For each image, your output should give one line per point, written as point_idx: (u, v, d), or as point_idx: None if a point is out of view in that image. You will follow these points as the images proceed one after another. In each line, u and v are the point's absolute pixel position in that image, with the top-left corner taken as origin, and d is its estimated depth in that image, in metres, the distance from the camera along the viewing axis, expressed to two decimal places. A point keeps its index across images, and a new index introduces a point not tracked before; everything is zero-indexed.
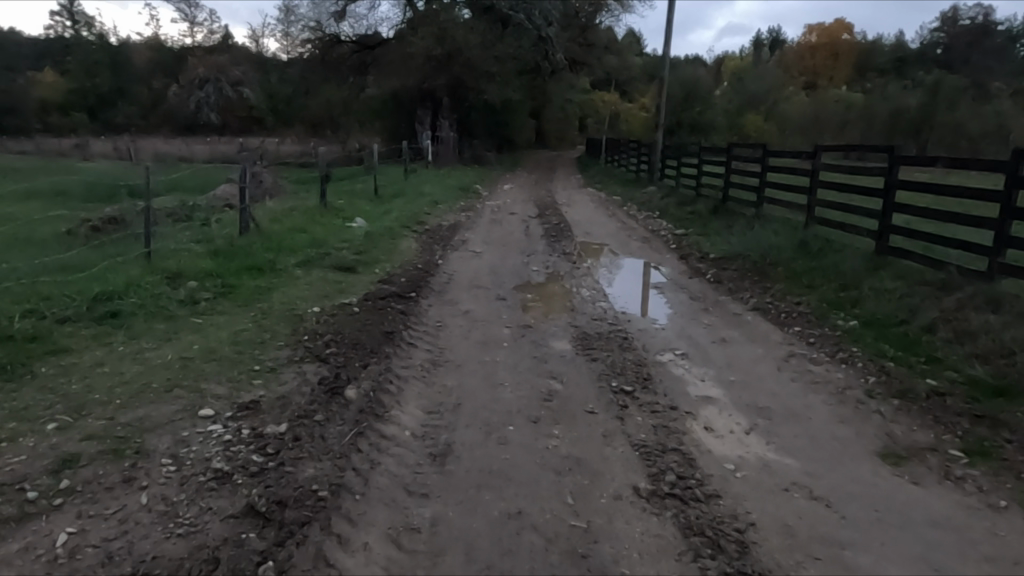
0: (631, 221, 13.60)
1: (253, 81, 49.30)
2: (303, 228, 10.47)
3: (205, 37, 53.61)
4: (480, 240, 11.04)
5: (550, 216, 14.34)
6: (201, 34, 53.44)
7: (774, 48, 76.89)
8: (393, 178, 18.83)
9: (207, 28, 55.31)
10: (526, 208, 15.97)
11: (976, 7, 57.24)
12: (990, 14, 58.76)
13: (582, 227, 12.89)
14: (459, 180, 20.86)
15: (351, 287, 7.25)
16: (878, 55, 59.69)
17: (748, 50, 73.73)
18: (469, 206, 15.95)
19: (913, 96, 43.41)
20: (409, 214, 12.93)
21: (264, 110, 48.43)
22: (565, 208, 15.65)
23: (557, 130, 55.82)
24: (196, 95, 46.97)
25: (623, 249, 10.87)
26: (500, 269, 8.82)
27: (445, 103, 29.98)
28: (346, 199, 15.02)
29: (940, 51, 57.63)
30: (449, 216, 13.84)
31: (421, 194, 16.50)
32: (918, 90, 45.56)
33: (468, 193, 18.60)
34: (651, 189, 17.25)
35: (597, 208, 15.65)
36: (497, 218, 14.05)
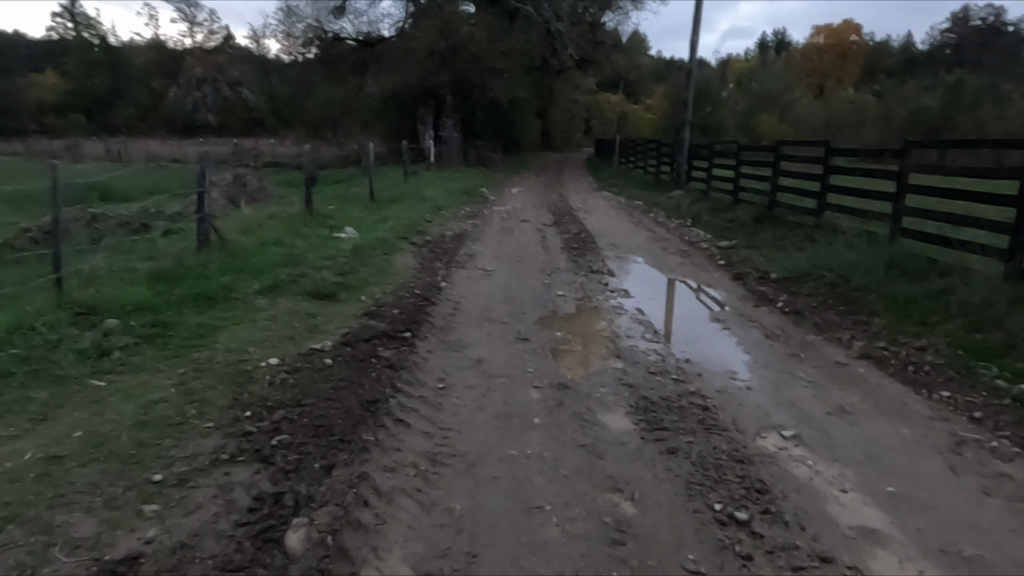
0: (661, 230, 11.91)
1: (251, 82, 47.77)
2: (281, 241, 8.80)
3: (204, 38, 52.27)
4: (490, 255, 9.35)
5: (568, 223, 12.66)
6: (199, 33, 51.95)
7: (779, 50, 75.47)
8: (392, 182, 17.20)
9: (206, 28, 53.87)
10: (540, 213, 14.30)
11: (991, 7, 55.67)
12: (1003, 14, 57.23)
13: (607, 238, 11.20)
14: (463, 183, 19.23)
15: (326, 324, 5.56)
16: (890, 56, 58.08)
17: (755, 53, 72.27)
18: (475, 212, 14.29)
19: (932, 96, 41.76)
20: (407, 223, 11.29)
21: (263, 111, 46.95)
22: (583, 215, 13.97)
23: (564, 132, 54.18)
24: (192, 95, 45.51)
25: (660, 266, 9.19)
26: (518, 294, 7.12)
27: (448, 101, 28.36)
28: (337, 205, 13.37)
29: (951, 51, 56.11)
30: (454, 225, 12.18)
31: (423, 198, 14.88)
32: (937, 90, 43.91)
33: (475, 198, 16.92)
34: (677, 193, 15.54)
35: (620, 215, 13.98)
36: (508, 227, 12.37)
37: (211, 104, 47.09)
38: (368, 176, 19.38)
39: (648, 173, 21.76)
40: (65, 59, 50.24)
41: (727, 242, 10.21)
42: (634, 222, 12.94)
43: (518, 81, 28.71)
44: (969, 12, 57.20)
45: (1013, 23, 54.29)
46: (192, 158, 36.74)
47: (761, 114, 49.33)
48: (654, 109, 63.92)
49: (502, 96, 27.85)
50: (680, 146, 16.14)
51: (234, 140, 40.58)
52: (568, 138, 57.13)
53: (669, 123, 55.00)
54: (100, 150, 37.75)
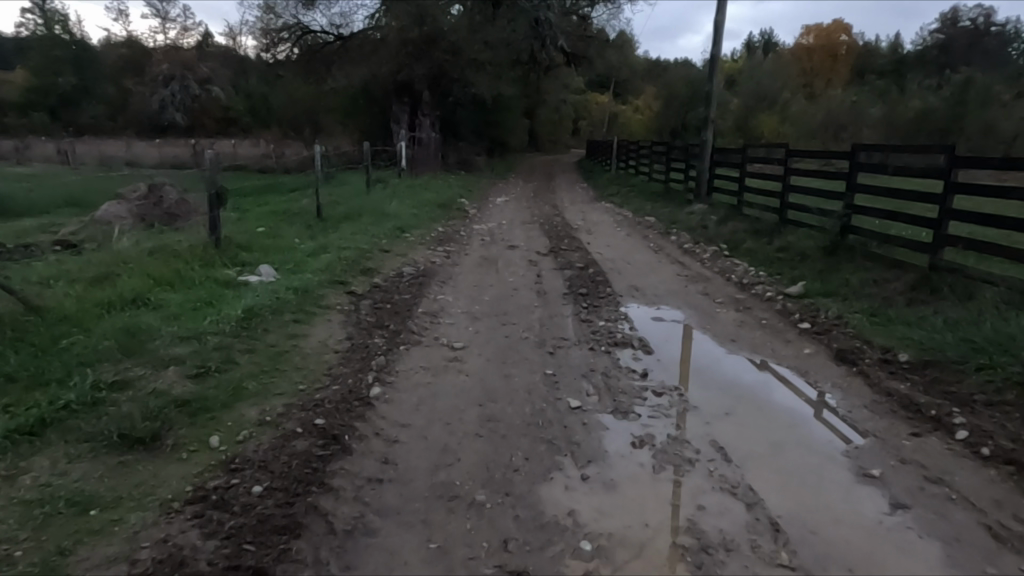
0: (694, 262, 9.00)
1: (221, 80, 44.60)
2: (144, 299, 5.80)
3: (178, 35, 49.56)
4: (463, 312, 6.40)
5: (569, 251, 9.73)
6: (169, 29, 48.68)
7: (765, 51, 73.84)
8: (352, 194, 14.22)
9: (179, 24, 50.80)
10: (530, 235, 11.38)
11: (982, 8, 54.17)
12: (992, 16, 55.91)
13: (624, 276, 8.28)
14: (440, 194, 16.29)
15: (84, 549, 2.57)
16: (881, 57, 56.45)
17: (743, 54, 70.55)
18: (451, 234, 11.33)
19: (935, 97, 39.66)
20: (353, 255, 8.30)
21: (241, 111, 44.20)
22: (586, 237, 11.08)
23: (553, 133, 51.33)
24: (159, 93, 42.68)
25: (712, 328, 6.28)
26: (505, 408, 4.16)
27: (425, 97, 25.25)
28: (272, 229, 10.37)
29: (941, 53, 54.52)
30: (420, 255, 9.20)
31: (387, 216, 11.91)
32: (939, 91, 41.86)
33: (452, 214, 13.94)
34: (696, 207, 12.80)
35: (633, 238, 11.09)
36: (491, 257, 9.43)
37: (176, 103, 43.78)
38: (328, 185, 16.42)
39: (654, 182, 18.87)
40: (25, 56, 47.14)
41: (797, 285, 7.34)
42: (654, 248, 10.06)
43: (503, 76, 25.85)
44: (960, 11, 55.60)
45: (1002, 25, 52.92)
46: (149, 161, 33.41)
47: (760, 115, 46.74)
48: (644, 110, 61.75)
49: (485, 92, 24.97)
50: (702, 150, 13.20)
51: (197, 141, 37.32)
52: (556, 140, 54.28)
53: (662, 124, 52.77)
54: (48, 151, 34.23)
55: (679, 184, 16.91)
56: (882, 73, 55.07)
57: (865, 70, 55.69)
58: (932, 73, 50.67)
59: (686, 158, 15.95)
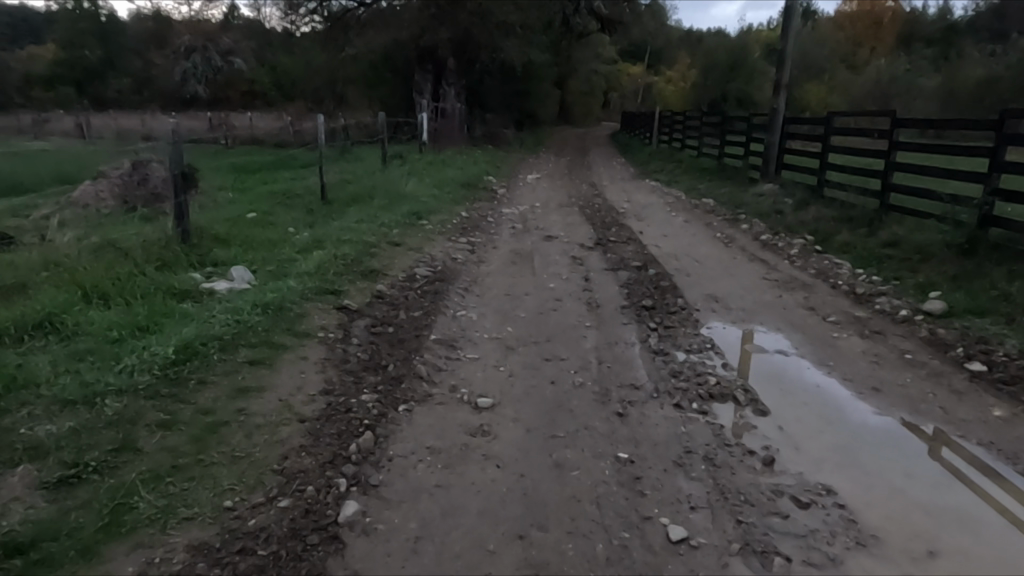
0: (780, 262, 7.17)
1: (242, 51, 43.04)
2: (56, 323, 4.26)
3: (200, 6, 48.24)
4: (491, 339, 4.71)
5: (620, 244, 7.97)
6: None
7: (805, 18, 70.20)
8: (366, 173, 12.55)
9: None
10: (569, 221, 9.63)
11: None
12: None
13: (694, 281, 6.49)
14: (464, 171, 14.57)
15: None
16: (933, 22, 52.96)
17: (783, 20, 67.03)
18: (475, 221, 9.62)
19: (999, 62, 36.64)
20: (354, 250, 6.65)
21: (264, 84, 42.86)
22: (637, 225, 9.30)
23: (584, 105, 49.13)
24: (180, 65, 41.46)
25: (834, 366, 4.52)
26: (562, 547, 2.49)
27: (449, 64, 23.36)
28: (266, 215, 8.77)
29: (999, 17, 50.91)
30: (438, 250, 7.50)
31: (404, 199, 10.24)
32: (1002, 57, 38.76)
33: (478, 196, 12.21)
34: (764, 188, 10.92)
35: (695, 227, 9.25)
36: (524, 252, 7.69)
37: (198, 75, 42.40)
38: (343, 163, 14.78)
39: (704, 158, 16.87)
40: (48, 29, 46.26)
41: (934, 298, 5.50)
42: (724, 242, 8.23)
43: (534, 41, 23.86)
44: None
45: None
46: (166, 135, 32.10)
47: (808, 84, 43.81)
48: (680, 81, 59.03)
49: (514, 58, 23.09)
50: (771, 121, 11.21)
51: (217, 114, 35.91)
52: (588, 113, 51.89)
53: (700, 95, 50.18)
54: (66, 125, 33.10)
55: (736, 162, 14.89)
56: (934, 39, 51.70)
57: (914, 37, 52.23)
58: (992, 38, 47.20)
59: (747, 131, 13.91)
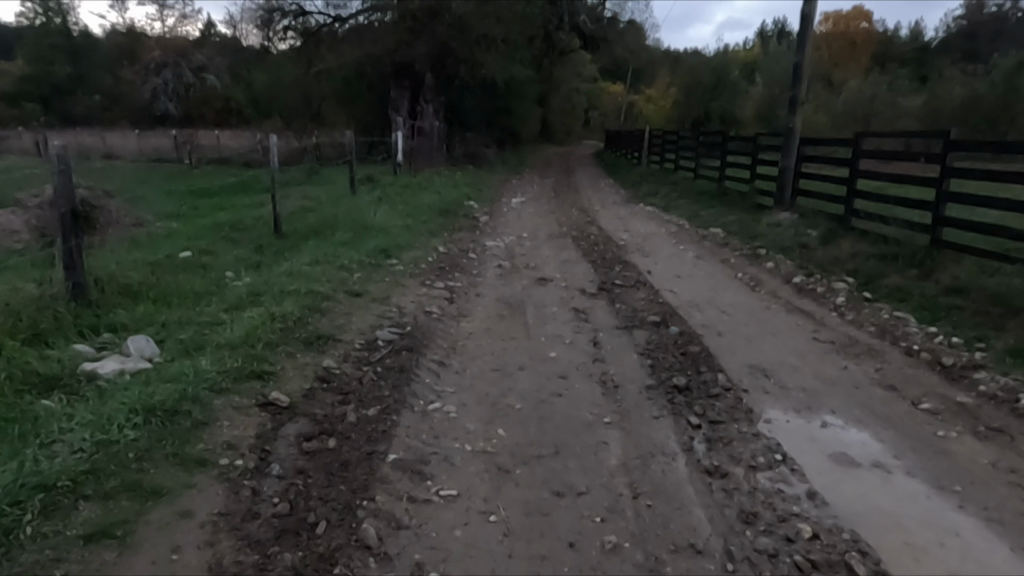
0: (826, 314, 5.89)
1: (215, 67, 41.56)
2: None
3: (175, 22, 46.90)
4: (476, 455, 3.31)
5: (629, 290, 6.65)
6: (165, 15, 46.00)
7: (778, 40, 70.77)
8: (332, 199, 11.16)
9: (175, 10, 48.11)
10: (564, 257, 8.30)
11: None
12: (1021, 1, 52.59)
13: (730, 345, 5.17)
14: (443, 195, 13.26)
15: None
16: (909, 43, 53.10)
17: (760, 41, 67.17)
18: (453, 257, 8.25)
19: (981, 81, 36.29)
20: (298, 306, 5.23)
21: (239, 102, 41.41)
22: (643, 262, 8.02)
23: (567, 124, 48.28)
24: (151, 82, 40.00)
25: (963, 493, 3.19)
26: None
27: (427, 81, 22.12)
28: (204, 254, 7.36)
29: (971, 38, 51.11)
30: (408, 302, 6.10)
31: (371, 232, 8.86)
32: (983, 77, 38.54)
33: (457, 224, 10.86)
34: (779, 217, 9.72)
35: (710, 265, 7.98)
36: (514, 301, 6.33)
37: (168, 92, 40.82)
38: (309, 188, 13.38)
39: (701, 181, 15.73)
40: (14, 45, 44.61)
41: None
42: (749, 286, 6.97)
43: (516, 56, 22.72)
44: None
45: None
46: (128, 154, 30.40)
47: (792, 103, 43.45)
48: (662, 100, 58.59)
49: (496, 74, 21.92)
50: (786, 142, 10.02)
51: (184, 132, 34.31)
52: (570, 131, 51.03)
53: (683, 114, 49.58)
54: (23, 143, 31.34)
55: (738, 185, 13.73)
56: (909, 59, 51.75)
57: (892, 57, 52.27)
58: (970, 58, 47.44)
59: (752, 153, 12.74)
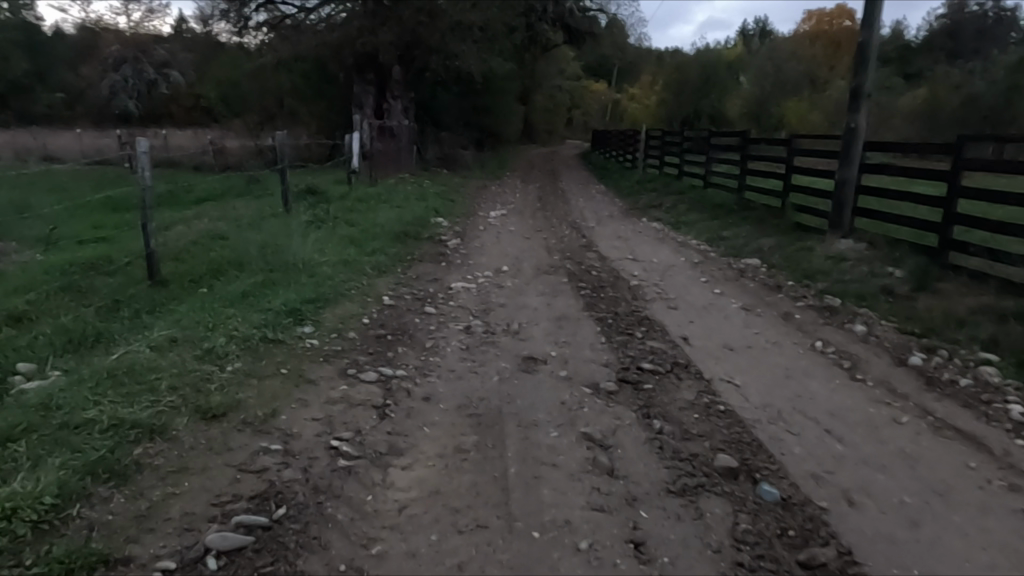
0: (1010, 445, 3.52)
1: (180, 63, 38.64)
2: None
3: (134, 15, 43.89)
4: None
5: (666, 387, 4.23)
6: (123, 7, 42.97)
7: (761, 39, 69.20)
8: (256, 220, 8.68)
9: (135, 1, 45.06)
10: (558, 313, 5.87)
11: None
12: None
13: (887, 538, 2.76)
14: (405, 211, 10.82)
15: None
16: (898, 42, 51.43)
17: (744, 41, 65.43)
18: (404, 314, 5.78)
19: (983, 79, 34.44)
20: (65, 476, 2.78)
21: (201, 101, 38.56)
22: (671, 322, 5.63)
23: (550, 123, 45.95)
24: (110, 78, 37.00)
25: None
26: None
27: (394, 73, 19.71)
28: (16, 324, 4.87)
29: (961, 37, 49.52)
30: (306, 427, 3.61)
31: (288, 274, 6.38)
32: (981, 75, 36.77)
33: (414, 253, 8.41)
34: (840, 247, 7.39)
35: (768, 326, 5.61)
36: (487, 414, 3.87)
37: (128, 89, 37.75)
38: (240, 204, 10.90)
39: (711, 191, 13.39)
40: None
41: None
42: (843, 372, 4.59)
43: (495, 48, 20.27)
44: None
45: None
46: (69, 156, 27.52)
47: (786, 101, 41.63)
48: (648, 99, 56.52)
49: (473, 67, 19.45)
50: (846, 147, 7.64)
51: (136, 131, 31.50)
52: (555, 130, 48.74)
53: (670, 112, 47.48)
54: None
55: (762, 199, 11.40)
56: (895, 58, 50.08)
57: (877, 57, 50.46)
58: (961, 57, 46.03)
59: (783, 160, 10.38)
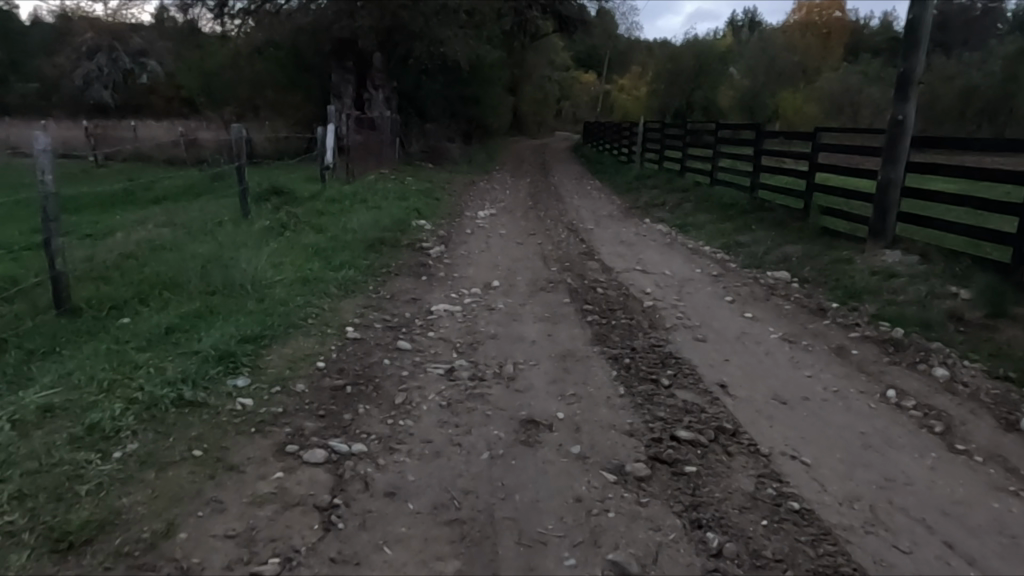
0: None
1: (156, 51, 36.88)
2: None
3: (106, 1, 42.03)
4: None
5: (716, 471, 3.16)
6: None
7: (749, 29, 68.25)
8: (207, 228, 7.54)
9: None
10: (562, 350, 4.77)
11: None
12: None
13: None
14: (382, 213, 9.69)
15: None
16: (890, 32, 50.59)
17: (733, 32, 64.46)
18: (371, 353, 4.65)
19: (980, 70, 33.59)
20: None
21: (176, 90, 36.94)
22: (701, 361, 4.56)
23: (539, 114, 44.75)
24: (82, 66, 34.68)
25: None
26: None
27: (375, 61, 18.48)
28: None
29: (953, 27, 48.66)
30: (212, 553, 2.50)
31: (232, 298, 5.27)
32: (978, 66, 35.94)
33: (391, 264, 7.29)
34: (887, 260, 6.35)
35: (820, 366, 4.55)
36: (475, 522, 2.77)
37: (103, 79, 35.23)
38: (196, 206, 9.73)
39: (718, 188, 12.32)
40: None
41: None
42: (936, 439, 3.54)
43: (482, 34, 19.04)
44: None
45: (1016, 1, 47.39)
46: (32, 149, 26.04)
47: (781, 92, 40.66)
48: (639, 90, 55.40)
49: (458, 55, 18.23)
50: (891, 143, 6.57)
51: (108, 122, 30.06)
52: (544, 122, 47.56)
53: (662, 104, 46.43)
54: None
55: (777, 198, 10.34)
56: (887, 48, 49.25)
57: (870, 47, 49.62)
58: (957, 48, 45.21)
59: (804, 156, 9.31)
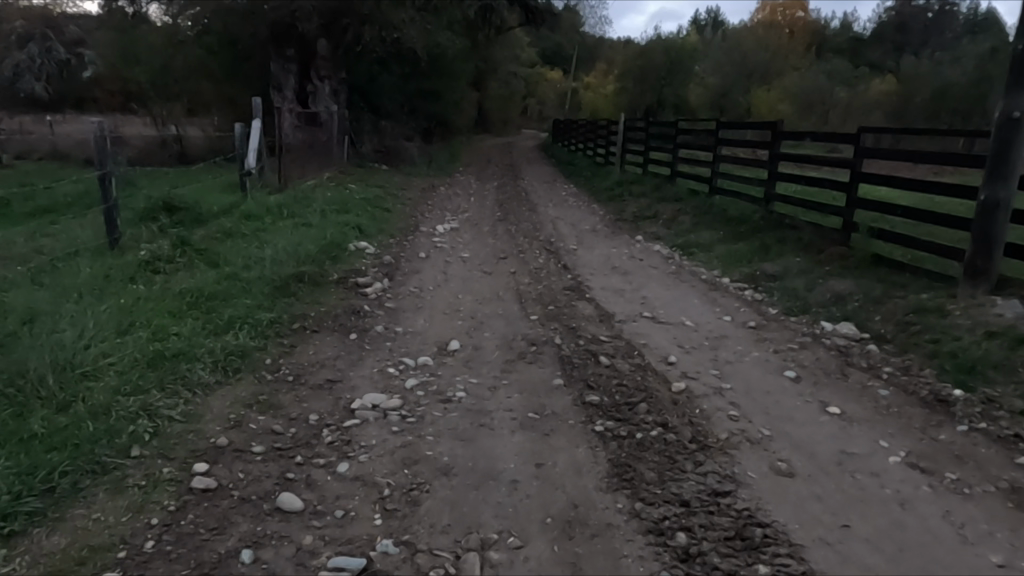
0: None
1: None
2: None
3: None
4: None
5: None
6: None
7: (713, 28, 67.36)
8: (50, 266, 5.41)
9: None
10: (569, 510, 2.79)
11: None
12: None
13: None
14: (312, 233, 7.58)
15: None
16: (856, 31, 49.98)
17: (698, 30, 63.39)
18: (225, 533, 2.58)
19: (954, 68, 32.75)
20: None
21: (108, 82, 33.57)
22: (805, 532, 2.63)
23: (505, 112, 42.63)
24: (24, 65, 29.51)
25: None
26: None
27: (319, 48, 16.26)
28: None
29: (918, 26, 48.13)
30: None
31: (6, 411, 3.19)
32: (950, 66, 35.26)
33: (307, 316, 5.23)
34: (1004, 316, 4.55)
35: (1004, 536, 2.65)
36: None
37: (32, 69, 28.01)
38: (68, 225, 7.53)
39: (718, 198, 10.41)
40: None
41: None
42: None
43: (442, 20, 16.95)
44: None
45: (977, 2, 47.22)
46: None
47: (752, 90, 39.46)
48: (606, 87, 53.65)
49: (414, 42, 16.10)
50: (1005, 151, 4.80)
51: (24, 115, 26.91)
52: (510, 119, 45.40)
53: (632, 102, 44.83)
54: None
55: (798, 214, 8.53)
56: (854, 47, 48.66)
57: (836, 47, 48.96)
58: (920, 46, 44.98)
59: (840, 164, 7.48)
